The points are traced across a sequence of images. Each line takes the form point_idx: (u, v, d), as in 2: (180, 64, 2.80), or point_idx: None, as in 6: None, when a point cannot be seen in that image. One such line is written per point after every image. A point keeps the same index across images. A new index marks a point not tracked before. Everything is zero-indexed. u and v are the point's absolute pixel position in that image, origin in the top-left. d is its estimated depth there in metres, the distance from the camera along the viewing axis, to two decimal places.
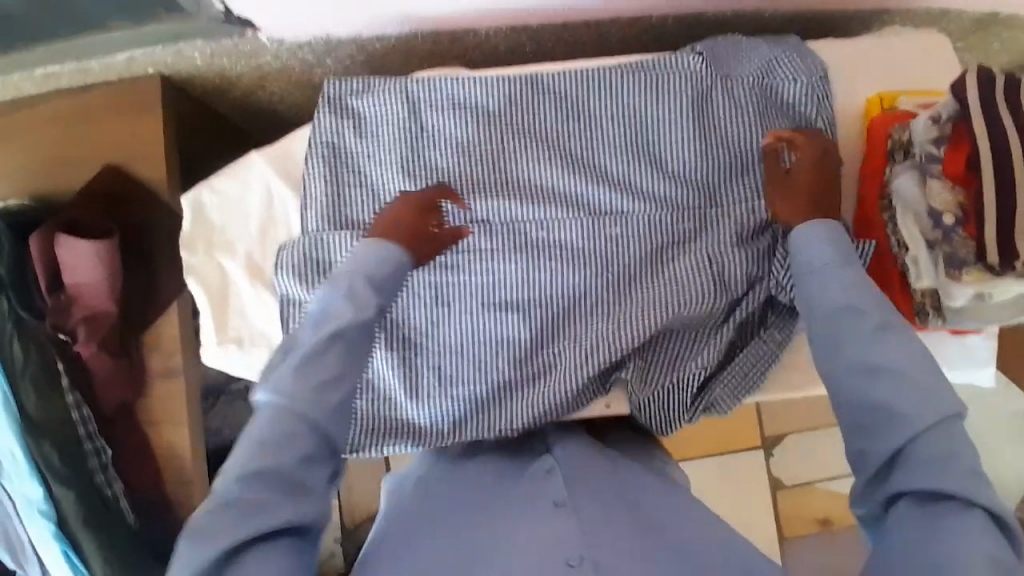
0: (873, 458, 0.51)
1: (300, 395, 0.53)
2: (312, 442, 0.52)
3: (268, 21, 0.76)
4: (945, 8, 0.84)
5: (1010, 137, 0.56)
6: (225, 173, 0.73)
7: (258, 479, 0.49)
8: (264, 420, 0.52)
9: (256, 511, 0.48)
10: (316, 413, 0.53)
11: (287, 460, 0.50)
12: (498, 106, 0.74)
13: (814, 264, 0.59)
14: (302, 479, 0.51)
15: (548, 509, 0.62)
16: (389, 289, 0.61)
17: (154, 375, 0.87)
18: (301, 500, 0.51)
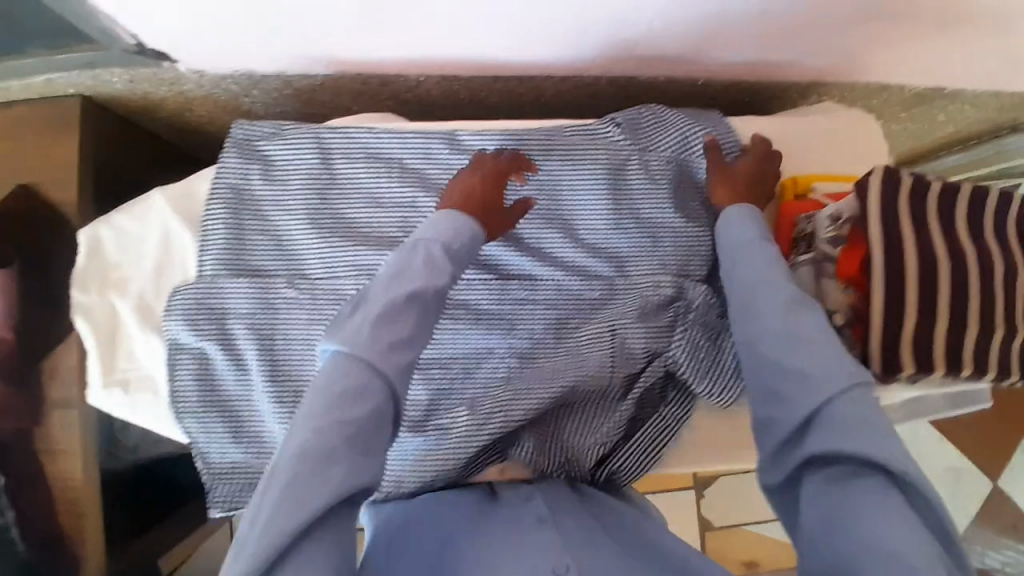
0: (779, 427, 0.50)
1: (378, 351, 0.50)
2: (380, 399, 0.49)
3: (184, 53, 0.74)
4: (886, 82, 0.81)
5: (906, 247, 0.55)
6: (123, 211, 0.70)
7: (336, 435, 0.46)
8: (336, 372, 0.49)
9: (333, 470, 0.45)
10: (392, 370, 0.50)
11: (360, 417, 0.47)
12: (414, 162, 0.71)
13: (738, 242, 0.61)
14: (376, 436, 0.48)
15: (525, 526, 0.59)
16: (467, 252, 0.59)
17: (51, 405, 0.83)
18: (370, 461, 0.47)
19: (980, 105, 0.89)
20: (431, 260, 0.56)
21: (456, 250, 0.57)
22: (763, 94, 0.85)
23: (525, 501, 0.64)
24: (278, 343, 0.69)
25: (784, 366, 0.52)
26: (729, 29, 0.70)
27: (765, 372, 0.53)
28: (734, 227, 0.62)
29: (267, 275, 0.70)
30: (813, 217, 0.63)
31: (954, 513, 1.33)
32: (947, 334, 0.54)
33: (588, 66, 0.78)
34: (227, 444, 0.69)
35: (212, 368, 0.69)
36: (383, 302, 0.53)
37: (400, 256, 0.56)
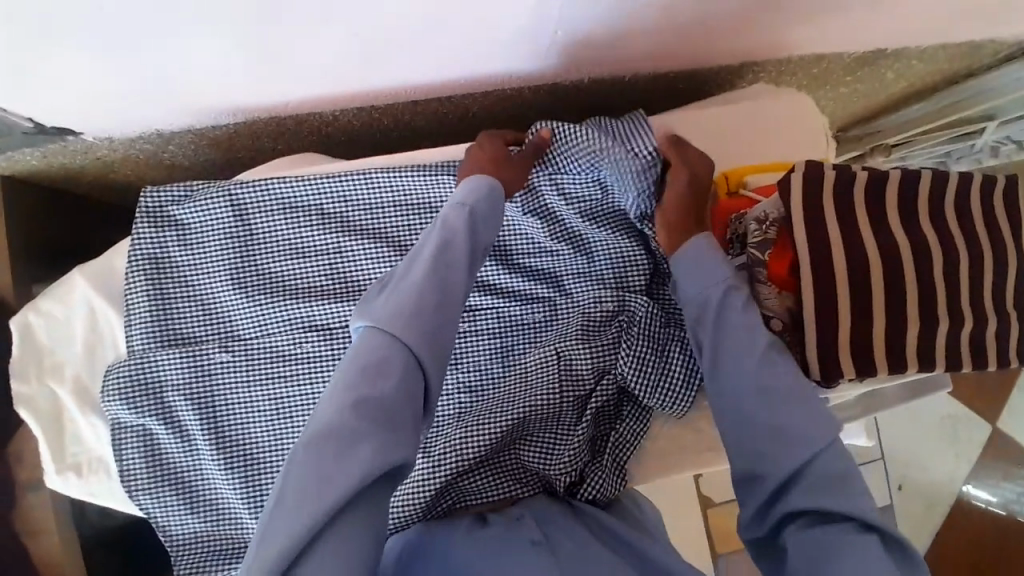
0: (749, 457, 0.52)
1: (400, 325, 0.51)
2: (401, 374, 0.50)
3: (84, 124, 0.72)
4: (821, 52, 0.77)
5: (832, 241, 0.52)
6: (47, 294, 0.69)
7: (364, 410, 0.47)
8: (362, 348, 0.51)
9: (363, 446, 0.46)
10: (417, 342, 0.51)
11: (386, 392, 0.49)
12: (331, 206, 0.69)
13: (708, 288, 0.56)
14: (406, 410, 0.49)
15: (519, 551, 0.60)
16: (487, 221, 0.60)
17: (23, 486, 0.83)
18: (400, 437, 0.48)
19: (928, 60, 0.85)
20: (451, 228, 0.57)
21: (475, 218, 0.58)
22: (695, 80, 0.82)
23: (517, 523, 0.64)
24: (219, 409, 0.68)
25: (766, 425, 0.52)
26: (639, 27, 0.67)
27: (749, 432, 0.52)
28: (691, 268, 0.57)
29: (199, 342, 0.69)
30: (743, 216, 0.60)
31: (960, 463, 1.31)
32: (886, 332, 0.52)
33: (504, 79, 0.75)
34: (185, 515, 0.69)
35: (157, 443, 0.68)
36: (410, 276, 0.55)
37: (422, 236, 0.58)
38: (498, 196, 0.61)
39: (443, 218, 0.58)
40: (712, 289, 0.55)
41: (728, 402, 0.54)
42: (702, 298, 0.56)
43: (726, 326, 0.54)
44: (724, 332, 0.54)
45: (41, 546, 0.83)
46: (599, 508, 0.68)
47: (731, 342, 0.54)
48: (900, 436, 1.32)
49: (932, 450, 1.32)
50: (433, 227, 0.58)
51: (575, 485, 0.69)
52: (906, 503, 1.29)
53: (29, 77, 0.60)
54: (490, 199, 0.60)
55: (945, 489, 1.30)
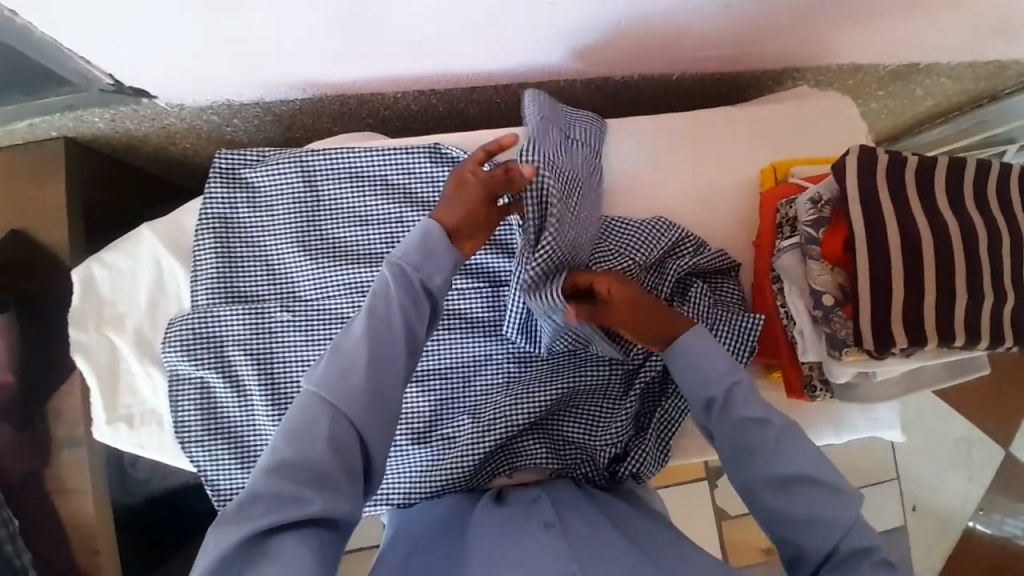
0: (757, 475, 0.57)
1: (331, 387, 0.52)
2: (334, 435, 0.51)
3: (159, 87, 0.75)
4: (857, 62, 0.82)
5: (886, 223, 0.55)
6: (114, 248, 0.71)
7: (285, 473, 0.49)
8: (296, 411, 0.52)
9: (290, 505, 0.48)
10: (348, 403, 0.52)
11: (316, 454, 0.50)
12: (397, 178, 0.72)
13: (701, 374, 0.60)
14: (333, 472, 0.50)
15: (530, 531, 0.59)
16: (433, 271, 0.57)
17: (59, 443, 0.83)
18: (330, 495, 0.49)
19: (956, 77, 0.90)
20: (384, 284, 0.56)
21: (415, 273, 0.57)
22: (737, 83, 0.86)
23: (533, 503, 0.64)
24: (277, 366, 0.70)
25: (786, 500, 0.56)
26: (694, 25, 0.71)
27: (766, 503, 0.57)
28: (700, 347, 0.60)
29: (261, 299, 0.71)
30: (794, 201, 0.64)
31: (973, 486, 1.33)
32: (937, 305, 0.55)
33: (561, 70, 0.79)
34: (234, 470, 0.69)
35: (214, 397, 0.69)
36: (350, 336, 0.55)
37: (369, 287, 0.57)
38: (441, 242, 0.58)
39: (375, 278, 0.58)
40: (717, 384, 0.59)
41: (751, 490, 0.57)
42: (706, 391, 0.59)
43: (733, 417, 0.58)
44: (733, 424, 0.58)
45: (72, 503, 0.83)
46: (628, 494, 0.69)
47: (739, 436, 0.57)
48: (915, 456, 1.33)
49: (946, 472, 1.33)
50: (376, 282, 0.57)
51: (619, 460, 0.71)
52: (919, 523, 1.31)
53: (123, 36, 0.64)
54: (430, 245, 0.57)
55: (957, 512, 1.32)
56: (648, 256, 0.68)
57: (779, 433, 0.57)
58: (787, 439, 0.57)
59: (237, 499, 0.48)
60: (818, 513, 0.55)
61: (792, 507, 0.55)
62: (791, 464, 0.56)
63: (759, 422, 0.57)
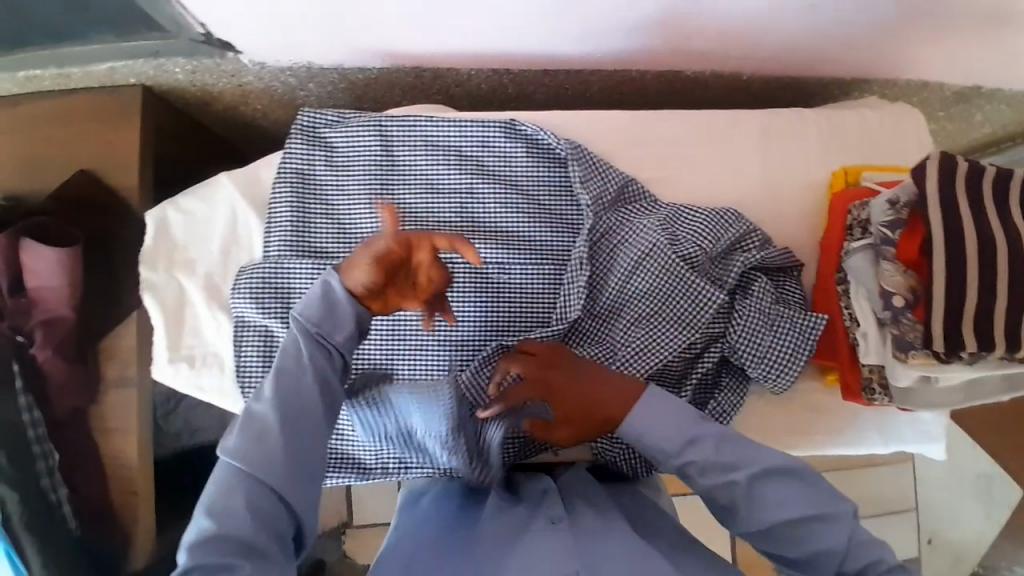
0: (761, 511, 0.58)
1: (245, 457, 0.52)
2: (256, 503, 0.51)
3: (246, 43, 0.77)
4: (925, 79, 0.83)
5: (964, 228, 0.57)
6: (191, 193, 0.73)
7: (211, 545, 0.50)
8: (218, 483, 0.52)
9: (222, 572, 0.49)
10: (264, 468, 0.52)
11: (239, 527, 0.50)
12: (472, 149, 0.74)
13: (656, 431, 0.59)
14: (260, 538, 0.50)
15: (537, 530, 0.60)
16: (332, 335, 0.56)
17: (107, 383, 0.85)
18: (258, 564, 0.50)
19: (1018, 105, 0.91)
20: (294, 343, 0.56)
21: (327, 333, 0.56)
22: (804, 91, 0.87)
23: (542, 496, 0.65)
24: None
25: (785, 538, 0.58)
26: (776, 26, 0.72)
27: (765, 537, 0.59)
28: (653, 413, 0.60)
29: (330, 256, 0.72)
30: (866, 204, 0.65)
31: (990, 523, 1.31)
32: (1006, 315, 0.56)
33: (636, 61, 0.81)
34: None
35: (276, 347, 0.70)
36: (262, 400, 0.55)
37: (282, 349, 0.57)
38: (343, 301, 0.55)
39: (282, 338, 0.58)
40: (680, 439, 0.59)
41: (739, 529, 0.59)
42: (672, 448, 0.59)
43: (704, 476, 0.59)
44: (703, 480, 0.59)
45: (113, 444, 0.85)
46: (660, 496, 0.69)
47: (713, 492, 0.59)
48: (935, 486, 1.33)
49: (964, 506, 1.32)
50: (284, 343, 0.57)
51: None
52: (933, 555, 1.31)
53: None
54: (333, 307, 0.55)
55: (971, 546, 1.32)
56: (714, 245, 0.70)
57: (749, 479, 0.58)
58: (759, 485, 0.58)
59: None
60: (820, 544, 0.57)
61: (790, 545, 0.58)
62: (771, 513, 0.58)
63: (724, 485, 0.58)
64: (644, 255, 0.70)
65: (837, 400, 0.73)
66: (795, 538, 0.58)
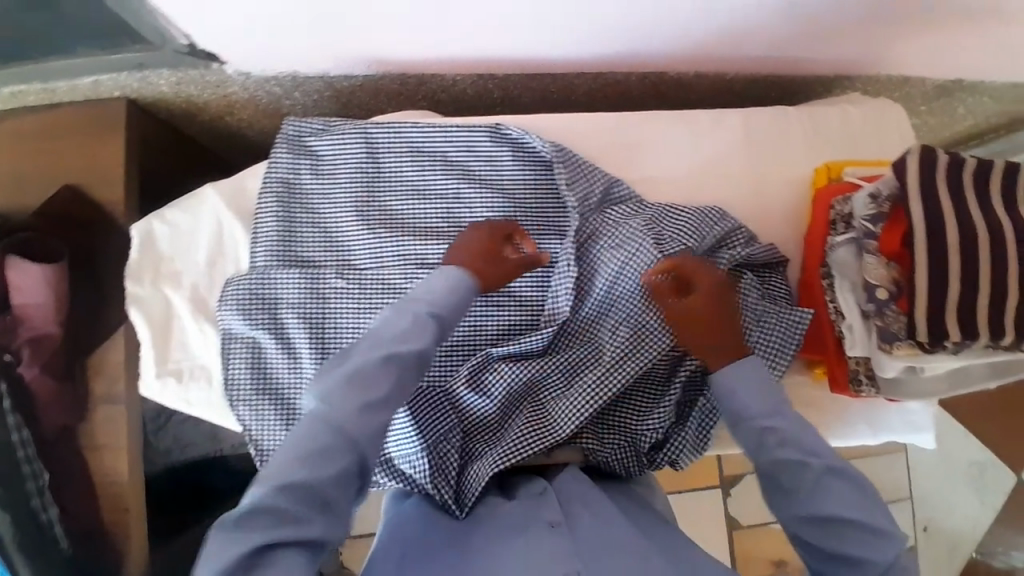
0: (804, 504, 0.58)
1: (351, 414, 0.56)
2: (343, 459, 0.54)
3: (230, 54, 0.76)
4: (906, 74, 0.84)
5: (944, 219, 0.57)
6: (177, 205, 0.73)
7: (291, 491, 0.52)
8: (308, 426, 0.55)
9: (291, 520, 0.51)
10: (352, 425, 0.56)
11: (321, 476, 0.53)
12: (457, 155, 0.74)
13: (739, 398, 0.62)
14: (332, 494, 0.53)
15: (537, 533, 0.60)
16: (451, 322, 0.64)
17: (97, 400, 0.84)
18: (326, 518, 0.53)
19: (999, 97, 0.92)
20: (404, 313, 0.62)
21: (434, 308, 0.63)
22: (788, 88, 0.88)
23: (540, 497, 0.65)
24: (329, 332, 0.71)
25: (825, 537, 0.57)
26: (760, 24, 0.73)
27: (805, 534, 0.58)
28: (746, 381, 0.62)
29: (317, 265, 0.72)
30: (849, 198, 0.66)
31: (985, 510, 1.33)
32: (988, 305, 0.56)
33: (621, 63, 0.81)
34: (279, 431, 0.70)
35: (264, 357, 0.70)
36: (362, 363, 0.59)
37: (386, 316, 0.62)
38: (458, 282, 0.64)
39: (392, 308, 0.63)
40: (762, 411, 0.61)
41: (788, 524, 0.58)
42: (748, 418, 0.61)
43: (778, 456, 0.59)
44: (776, 456, 0.59)
45: (104, 461, 0.84)
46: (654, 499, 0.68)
47: (781, 475, 0.58)
48: (930, 477, 1.34)
49: (959, 495, 1.33)
50: (403, 316, 0.62)
51: (656, 448, 0.73)
52: (929, 544, 1.32)
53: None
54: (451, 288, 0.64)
55: (969, 535, 1.33)
56: (700, 244, 0.70)
57: (823, 471, 0.58)
58: (825, 479, 0.58)
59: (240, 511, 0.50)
60: (857, 552, 0.56)
61: (829, 542, 0.56)
62: (827, 505, 0.57)
63: (797, 463, 0.58)
64: (634, 255, 0.69)
65: (828, 394, 0.73)
66: (835, 542, 0.56)
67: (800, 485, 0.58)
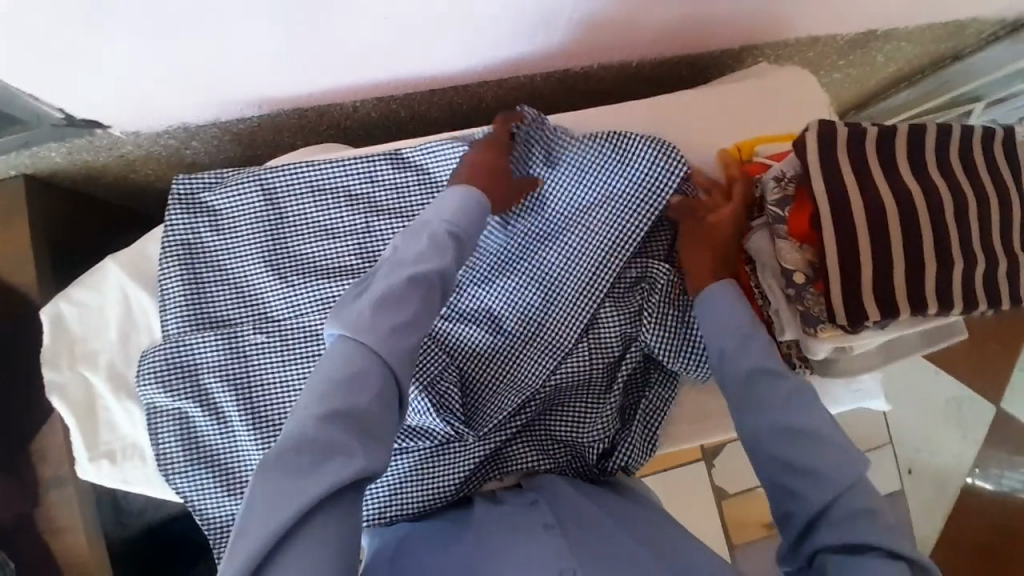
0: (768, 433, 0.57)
1: (380, 336, 0.52)
2: (381, 386, 0.51)
3: (113, 116, 0.73)
4: (813, 33, 0.81)
5: (849, 193, 0.55)
6: (80, 284, 0.71)
7: (335, 423, 0.48)
8: (340, 355, 0.52)
9: (330, 456, 0.47)
10: (388, 349, 0.52)
11: (360, 404, 0.50)
12: (360, 187, 0.71)
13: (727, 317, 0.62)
14: (378, 423, 0.50)
15: (531, 535, 0.57)
16: (471, 236, 0.61)
17: (46, 485, 0.81)
18: (371, 447, 0.49)
19: (916, 41, 0.89)
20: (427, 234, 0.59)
21: (461, 231, 0.60)
22: (698, 65, 0.85)
23: (531, 507, 0.63)
24: (255, 389, 0.69)
25: (784, 449, 0.56)
26: (652, 8, 0.70)
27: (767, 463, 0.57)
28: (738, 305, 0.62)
29: (232, 323, 0.70)
30: (760, 180, 0.64)
31: (969, 443, 1.33)
32: (906, 278, 0.55)
33: (521, 65, 0.78)
34: (222, 498, 0.68)
35: (193, 426, 0.69)
36: (384, 291, 0.55)
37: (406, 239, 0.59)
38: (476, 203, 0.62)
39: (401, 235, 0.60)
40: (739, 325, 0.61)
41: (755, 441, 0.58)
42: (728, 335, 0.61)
43: (754, 372, 0.59)
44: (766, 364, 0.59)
45: (63, 544, 0.81)
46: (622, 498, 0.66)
47: (750, 389, 0.59)
48: (910, 418, 1.34)
49: (940, 432, 1.34)
50: (420, 237, 0.58)
51: (607, 455, 0.72)
52: (919, 484, 1.32)
53: (82, 66, 0.62)
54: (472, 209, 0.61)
55: (955, 469, 1.33)
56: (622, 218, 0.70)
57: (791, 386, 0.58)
58: (795, 394, 0.58)
59: (280, 454, 0.47)
60: (820, 469, 0.54)
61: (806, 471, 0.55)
62: (793, 417, 0.57)
63: (773, 376, 0.59)
64: (581, 164, 0.69)
65: None
66: (804, 470, 0.55)
67: (766, 396, 0.58)
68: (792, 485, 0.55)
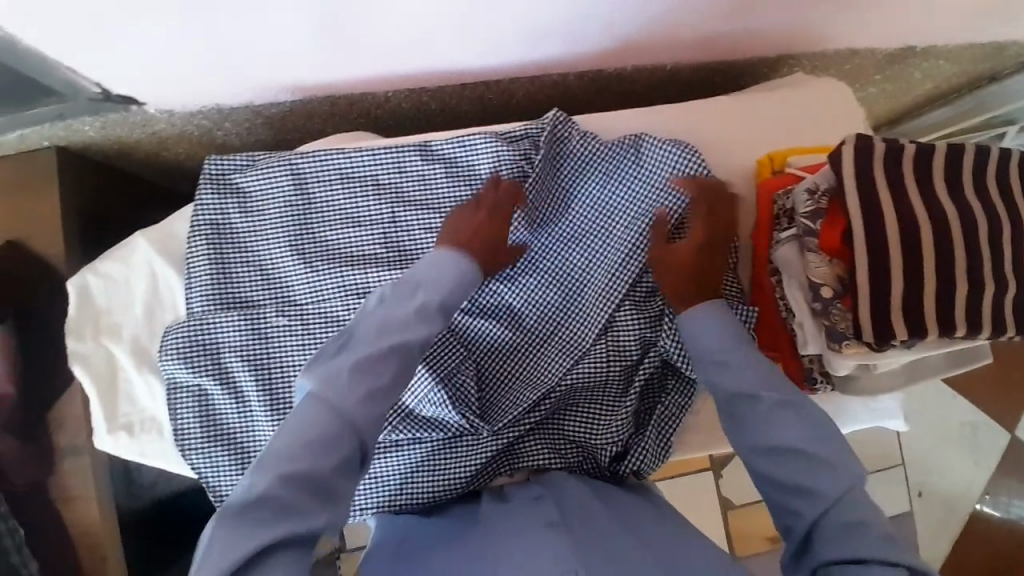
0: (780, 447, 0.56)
1: (353, 401, 0.52)
2: (348, 449, 0.51)
3: (148, 95, 0.73)
4: (851, 46, 0.80)
5: (882, 208, 0.55)
6: (108, 256, 0.72)
7: (294, 482, 0.48)
8: (309, 413, 0.51)
9: (288, 515, 0.46)
10: (359, 414, 0.52)
11: (323, 468, 0.49)
12: (388, 177, 0.71)
13: (708, 345, 0.62)
14: (336, 486, 0.49)
15: (535, 529, 0.56)
16: (455, 305, 0.61)
17: (63, 453, 0.82)
18: (329, 512, 0.49)
19: (955, 60, 0.88)
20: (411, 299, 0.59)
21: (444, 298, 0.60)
22: (732, 72, 0.85)
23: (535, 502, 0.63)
24: (275, 371, 0.69)
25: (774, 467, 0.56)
26: (690, 13, 0.69)
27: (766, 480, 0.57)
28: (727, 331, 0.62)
29: (255, 304, 0.71)
30: (791, 192, 0.64)
31: (980, 470, 1.32)
32: (936, 296, 0.54)
33: (555, 64, 0.77)
34: (235, 476, 0.69)
35: (211, 402, 0.70)
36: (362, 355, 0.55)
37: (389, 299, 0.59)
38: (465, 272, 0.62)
39: (391, 288, 0.60)
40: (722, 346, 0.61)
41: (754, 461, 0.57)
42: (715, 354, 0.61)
43: (738, 398, 0.59)
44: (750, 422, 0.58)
45: (75, 511, 0.82)
46: (632, 499, 0.66)
47: (733, 409, 0.59)
48: (922, 441, 1.32)
49: (952, 457, 1.32)
50: (401, 303, 0.59)
51: (619, 458, 0.71)
52: (928, 509, 1.31)
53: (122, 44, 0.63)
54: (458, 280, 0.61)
55: (965, 495, 1.31)
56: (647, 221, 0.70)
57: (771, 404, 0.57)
58: (781, 408, 0.58)
59: (240, 504, 0.46)
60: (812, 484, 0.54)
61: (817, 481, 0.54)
62: (772, 435, 0.57)
63: (748, 398, 0.58)
64: (610, 168, 0.71)
65: None
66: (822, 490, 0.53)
67: (753, 423, 0.58)
68: (789, 504, 0.55)
